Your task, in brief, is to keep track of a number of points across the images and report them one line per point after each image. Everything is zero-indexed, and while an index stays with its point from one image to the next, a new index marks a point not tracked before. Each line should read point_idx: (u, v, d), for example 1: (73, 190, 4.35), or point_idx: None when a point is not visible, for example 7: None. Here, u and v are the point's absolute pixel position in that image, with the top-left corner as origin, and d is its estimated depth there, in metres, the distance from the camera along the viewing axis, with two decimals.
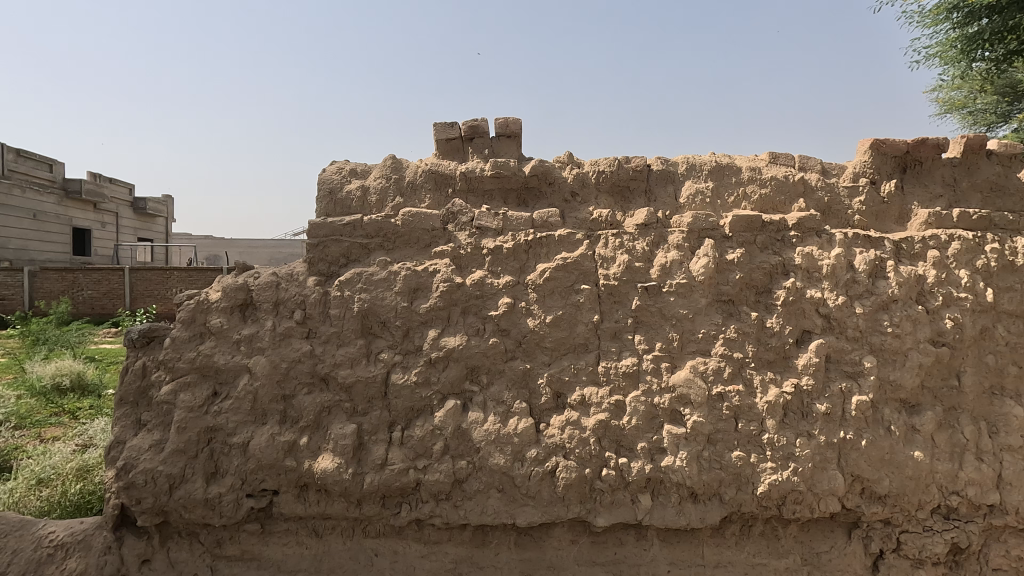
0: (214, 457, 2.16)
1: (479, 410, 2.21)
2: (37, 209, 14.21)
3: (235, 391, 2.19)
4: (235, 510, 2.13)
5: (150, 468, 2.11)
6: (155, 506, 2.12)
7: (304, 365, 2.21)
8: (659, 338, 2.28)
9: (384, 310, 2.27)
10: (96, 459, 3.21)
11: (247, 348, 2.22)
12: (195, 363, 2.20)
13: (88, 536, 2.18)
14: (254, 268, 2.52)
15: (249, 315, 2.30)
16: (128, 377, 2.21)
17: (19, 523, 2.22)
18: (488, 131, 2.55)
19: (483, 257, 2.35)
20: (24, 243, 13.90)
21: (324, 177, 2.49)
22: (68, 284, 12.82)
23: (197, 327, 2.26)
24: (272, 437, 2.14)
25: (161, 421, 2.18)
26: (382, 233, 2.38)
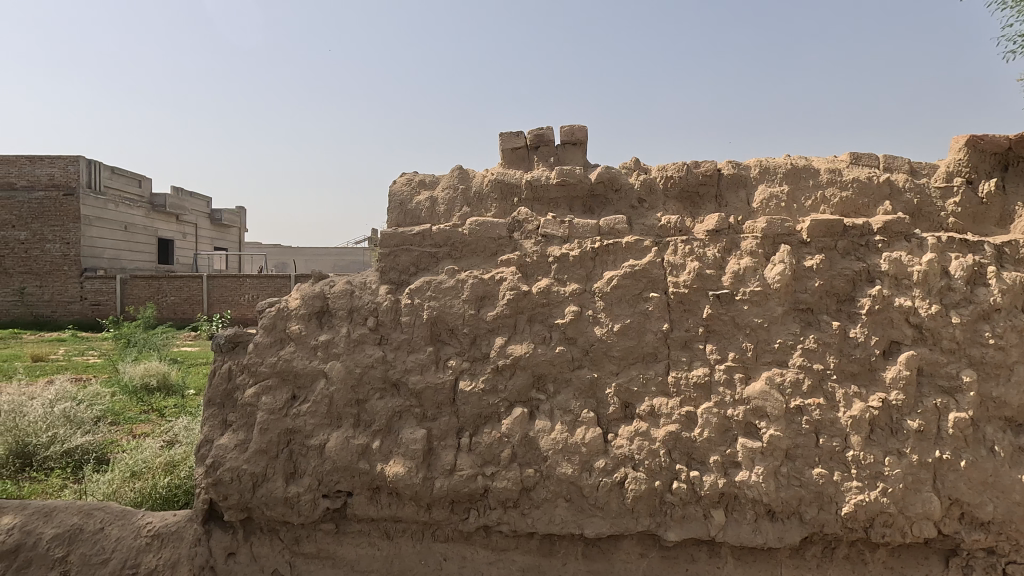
0: (293, 458, 2.25)
1: (546, 418, 2.21)
2: (128, 221, 15.44)
3: (312, 394, 2.28)
4: (312, 510, 2.21)
5: (236, 466, 2.23)
6: (239, 503, 2.24)
7: (377, 371, 2.28)
8: (732, 348, 2.20)
9: (452, 317, 2.31)
10: (182, 455, 3.45)
11: (324, 354, 2.32)
12: (276, 367, 2.31)
13: (180, 529, 2.33)
14: (329, 276, 2.63)
15: (325, 322, 2.40)
16: (215, 379, 2.35)
17: (120, 513, 2.41)
18: (554, 140, 2.56)
19: (550, 265, 2.35)
20: (117, 253, 15.14)
21: (394, 190, 2.57)
22: (154, 291, 13.84)
23: (278, 333, 2.38)
24: (346, 440, 2.22)
25: (245, 422, 2.30)
26: (450, 242, 2.44)
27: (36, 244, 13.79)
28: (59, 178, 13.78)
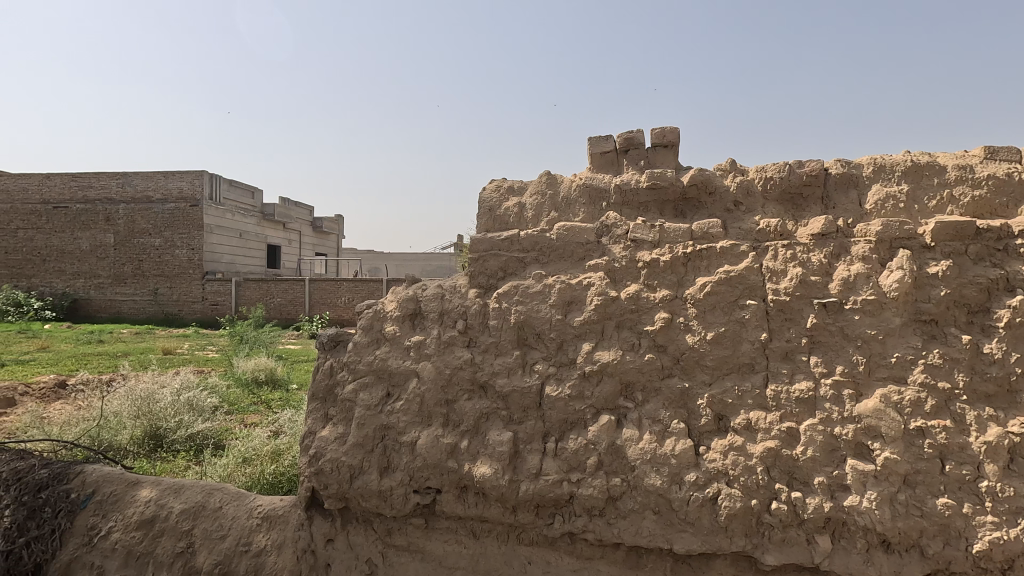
0: (387, 453, 2.36)
1: (634, 427, 2.15)
2: (242, 229, 17.04)
3: (405, 393, 2.38)
4: (404, 504, 2.31)
5: (335, 457, 2.37)
6: (337, 492, 2.37)
7: (465, 372, 2.34)
8: (841, 361, 2.03)
9: (539, 322, 2.32)
10: (286, 444, 3.74)
11: (416, 354, 2.41)
12: (372, 365, 2.44)
13: (286, 513, 2.51)
14: (421, 280, 2.74)
15: (418, 324, 2.50)
16: (318, 375, 2.52)
17: (236, 494, 2.64)
18: (644, 142, 2.50)
19: (639, 270, 2.30)
20: (233, 258, 16.73)
21: (484, 196, 2.63)
22: (263, 292, 15.08)
23: (374, 333, 2.51)
24: (436, 438, 2.29)
25: (344, 416, 2.45)
26: (538, 247, 2.45)
27: (168, 250, 15.51)
28: (187, 191, 15.45)
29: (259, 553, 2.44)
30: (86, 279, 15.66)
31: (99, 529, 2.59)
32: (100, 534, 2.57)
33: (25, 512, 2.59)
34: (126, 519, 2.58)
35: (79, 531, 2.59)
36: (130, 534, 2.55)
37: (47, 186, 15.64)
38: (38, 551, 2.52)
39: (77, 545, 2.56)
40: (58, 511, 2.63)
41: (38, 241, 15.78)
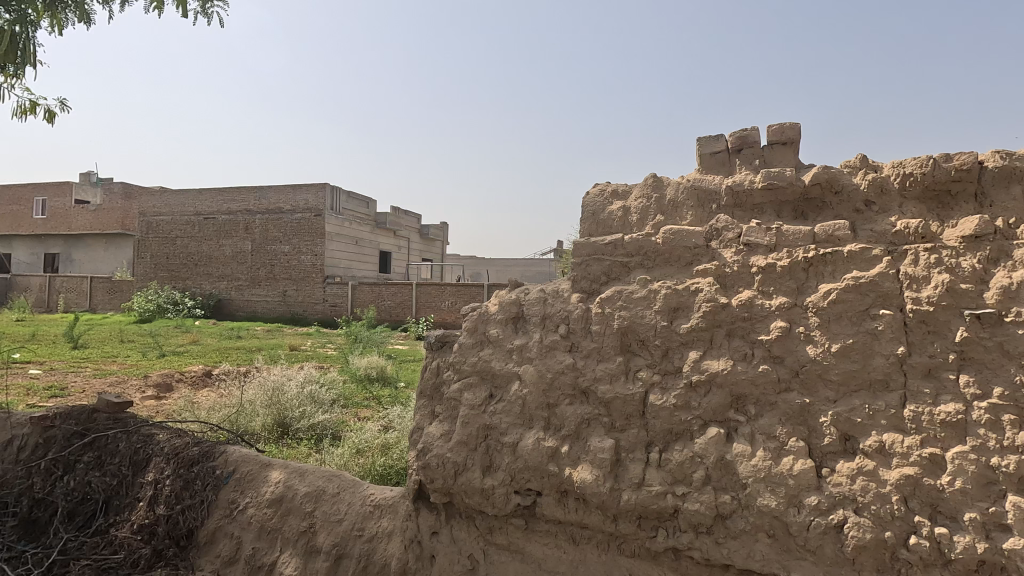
0: (489, 452, 2.41)
1: (746, 442, 2.03)
2: (357, 237, 18.37)
3: (507, 394, 2.43)
4: (505, 504, 2.35)
5: (441, 453, 2.46)
6: (442, 487, 2.46)
7: (567, 377, 2.33)
8: (999, 382, 1.77)
9: (643, 328, 2.26)
10: (394, 439, 3.97)
11: (518, 357, 2.45)
12: (477, 366, 2.52)
13: (395, 503, 2.66)
14: (524, 284, 2.79)
15: (520, 327, 2.54)
16: (426, 374, 2.65)
17: (352, 482, 2.85)
18: (759, 141, 2.36)
19: (752, 276, 2.17)
20: (350, 264, 18.08)
21: (587, 200, 2.62)
22: (375, 295, 16.10)
23: (479, 335, 2.59)
24: (538, 441, 2.31)
25: (450, 414, 2.54)
26: (643, 251, 2.40)
27: (295, 256, 17.11)
28: (312, 202, 16.96)
29: (371, 539, 2.62)
30: (228, 281, 17.70)
31: (238, 503, 2.90)
32: (239, 508, 2.88)
33: (182, 483, 2.97)
34: (260, 497, 2.88)
35: (222, 504, 2.92)
36: (263, 510, 2.83)
37: (199, 200, 17.91)
38: (190, 518, 2.88)
39: (220, 517, 2.89)
40: (206, 484, 2.98)
41: (192, 248, 18.11)
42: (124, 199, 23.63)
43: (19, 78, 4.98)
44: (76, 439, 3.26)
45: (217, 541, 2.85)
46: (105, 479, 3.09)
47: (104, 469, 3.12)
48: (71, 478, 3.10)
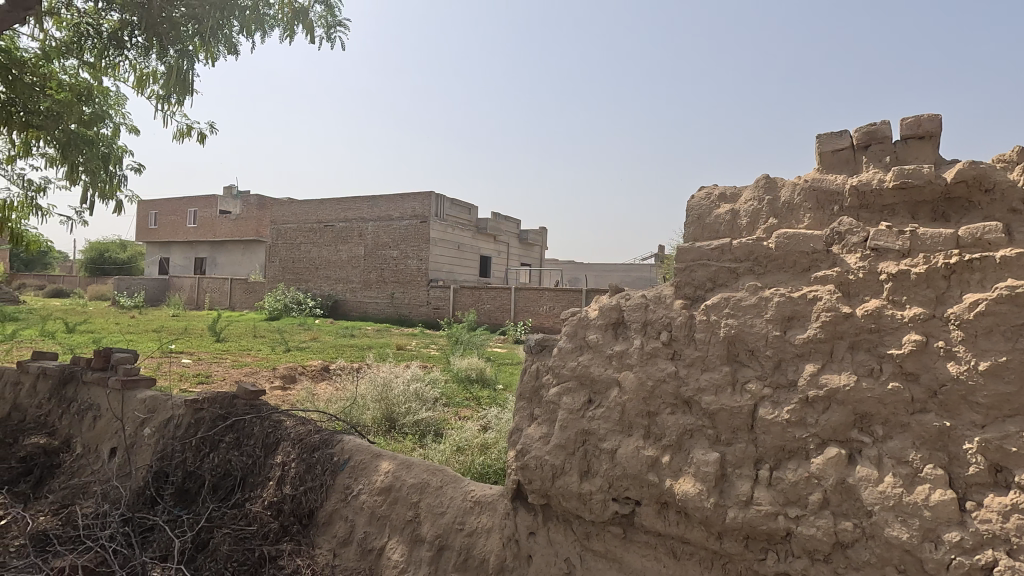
0: (587, 457, 2.40)
1: (871, 466, 1.85)
2: (460, 242, 19.08)
3: (606, 401, 2.41)
4: (603, 511, 2.33)
5: (539, 455, 2.49)
6: (540, 489, 2.49)
7: (669, 386, 2.27)
8: None
9: (753, 337, 2.14)
10: (493, 439, 4.08)
11: (618, 363, 2.43)
12: (576, 371, 2.52)
13: (495, 500, 2.73)
14: (625, 289, 2.75)
15: (621, 333, 2.52)
16: (526, 377, 2.70)
17: (454, 477, 2.97)
18: (890, 136, 2.15)
19: (881, 283, 1.98)
20: (452, 268, 18.80)
21: (693, 204, 2.53)
22: (476, 299, 16.58)
23: (578, 340, 2.59)
24: (637, 449, 2.27)
25: (548, 417, 2.57)
26: (753, 256, 2.28)
27: (402, 260, 18.14)
28: (419, 210, 17.90)
29: (471, 533, 2.71)
30: (344, 284, 19.15)
31: (351, 488, 3.13)
32: (353, 493, 3.11)
33: (305, 466, 3.28)
34: (371, 485, 3.08)
35: (338, 488, 3.17)
36: (374, 497, 3.03)
37: (320, 209, 19.57)
38: (312, 499, 3.17)
39: (337, 500, 3.14)
40: (325, 469, 3.26)
41: (313, 253, 19.83)
42: (259, 208, 26.01)
43: (179, 106, 5.74)
44: (219, 421, 3.69)
45: (334, 523, 3.09)
46: (242, 458, 3.47)
47: (242, 450, 3.51)
48: (215, 455, 3.53)
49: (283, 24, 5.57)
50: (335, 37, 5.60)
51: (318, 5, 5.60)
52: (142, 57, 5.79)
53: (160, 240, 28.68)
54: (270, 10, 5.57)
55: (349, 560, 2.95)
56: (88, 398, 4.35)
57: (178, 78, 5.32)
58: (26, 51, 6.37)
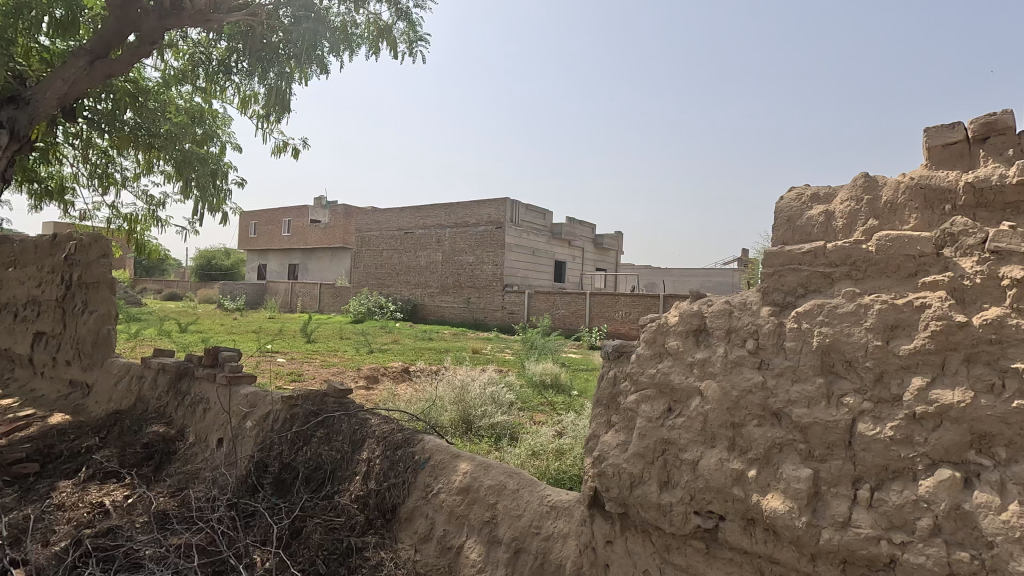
0: (667, 468, 2.34)
1: (992, 492, 1.68)
2: (535, 247, 19.21)
3: (687, 410, 2.34)
4: (684, 523, 2.26)
5: (617, 463, 2.45)
6: (618, 497, 2.45)
7: (755, 397, 2.17)
8: None
9: (850, 347, 2.00)
10: (568, 445, 4.07)
11: (700, 371, 2.35)
12: (655, 378, 2.47)
13: (571, 506, 2.73)
14: (707, 295, 2.67)
15: (703, 341, 2.44)
16: (603, 383, 2.68)
17: (530, 481, 2.99)
18: (1014, 126, 1.94)
19: (1003, 290, 1.79)
20: (527, 273, 18.94)
21: (782, 205, 2.41)
22: (550, 304, 16.55)
23: (658, 346, 2.54)
24: (721, 461, 2.18)
25: (626, 425, 2.53)
26: (851, 260, 2.13)
27: (478, 265, 18.50)
28: (495, 216, 18.24)
29: (548, 538, 2.72)
30: (423, 288, 19.82)
31: (432, 487, 3.24)
32: (433, 491, 3.21)
33: (388, 463, 3.43)
34: (450, 484, 3.17)
35: (419, 486, 3.29)
36: (453, 496, 3.11)
37: (401, 217, 20.44)
38: (395, 495, 3.30)
39: (418, 497, 3.25)
40: (407, 467, 3.38)
41: (395, 259, 20.69)
42: (345, 217, 27.70)
43: (277, 125, 6.23)
44: (312, 417, 3.95)
45: (415, 519, 3.20)
46: (331, 453, 3.69)
47: (331, 445, 3.73)
48: (308, 449, 3.77)
49: (369, 42, 5.90)
50: (416, 52, 5.86)
51: (401, 22, 5.88)
52: (246, 81, 6.32)
53: (258, 248, 31.08)
54: (357, 30, 5.92)
55: (429, 557, 3.05)
56: (199, 392, 4.79)
57: (277, 98, 5.77)
58: (150, 80, 7.15)
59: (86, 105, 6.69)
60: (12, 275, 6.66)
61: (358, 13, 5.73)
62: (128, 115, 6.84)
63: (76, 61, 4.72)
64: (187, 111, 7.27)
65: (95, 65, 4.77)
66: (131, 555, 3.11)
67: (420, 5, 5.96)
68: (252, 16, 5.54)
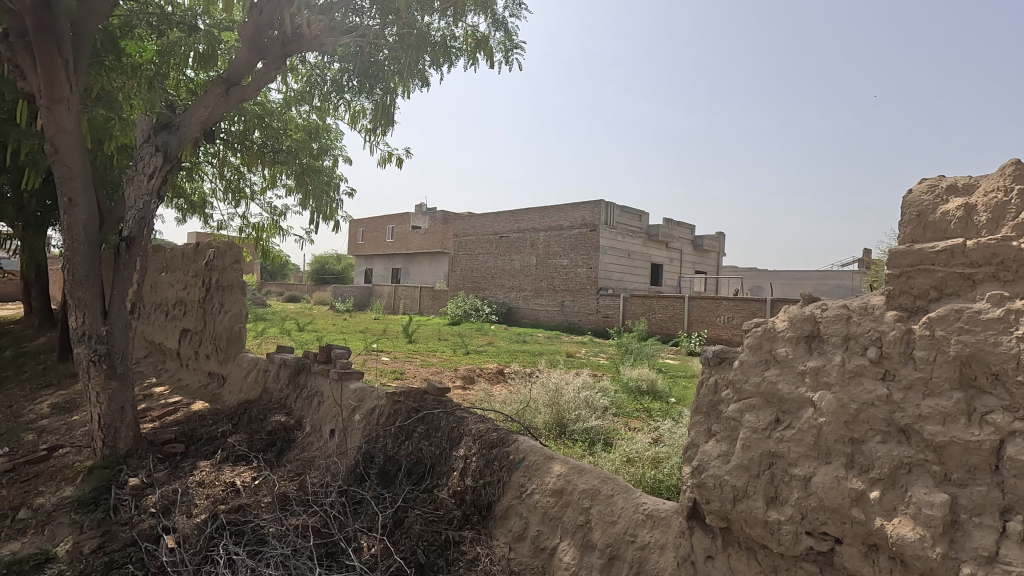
0: (775, 483, 2.19)
1: None
2: (630, 250, 18.81)
3: (798, 421, 2.18)
4: (794, 544, 2.10)
5: (717, 474, 2.32)
6: (719, 511, 2.32)
7: (879, 411, 1.98)
8: None
9: (997, 358, 1.77)
10: (665, 453, 3.93)
11: (813, 381, 2.18)
12: (761, 387, 2.32)
13: (669, 516, 2.63)
14: (820, 298, 2.47)
15: (816, 348, 2.26)
16: (703, 390, 2.56)
17: (625, 487, 2.93)
18: None
19: None
20: (622, 276, 18.58)
21: (909, 200, 2.17)
22: (646, 309, 15.87)
23: (764, 353, 2.39)
24: (837, 480, 2.01)
25: (728, 435, 2.39)
26: (997, 259, 1.87)
27: (572, 268, 18.45)
28: (589, 219, 18.15)
29: (644, 547, 2.65)
30: (517, 292, 20.12)
31: (525, 487, 3.27)
32: (527, 491, 3.25)
33: (484, 461, 3.52)
34: (544, 485, 3.19)
35: (513, 485, 3.34)
36: (547, 498, 3.13)
37: (497, 222, 20.95)
38: (490, 493, 3.38)
39: (512, 497, 3.30)
40: (502, 465, 3.45)
41: (490, 263, 21.19)
42: (444, 224, 28.92)
43: (382, 138, 6.64)
44: (413, 412, 4.14)
45: (509, 518, 3.26)
46: (431, 448, 3.85)
47: (431, 440, 3.89)
48: (410, 443, 3.96)
49: (467, 54, 6.11)
50: (512, 59, 5.98)
51: (497, 32, 6.04)
52: (354, 97, 6.79)
53: (365, 253, 33.21)
54: (456, 43, 6.15)
55: (524, 556, 3.08)
56: (314, 385, 5.22)
57: (383, 112, 6.14)
58: (274, 102, 7.91)
59: (222, 128, 7.54)
60: (165, 278, 7.69)
61: (457, 26, 5.96)
62: (256, 135, 7.62)
63: (215, 89, 5.30)
64: (305, 128, 7.96)
65: (230, 91, 5.33)
66: (258, 531, 3.46)
67: (515, 14, 6.07)
68: (361, 37, 5.96)
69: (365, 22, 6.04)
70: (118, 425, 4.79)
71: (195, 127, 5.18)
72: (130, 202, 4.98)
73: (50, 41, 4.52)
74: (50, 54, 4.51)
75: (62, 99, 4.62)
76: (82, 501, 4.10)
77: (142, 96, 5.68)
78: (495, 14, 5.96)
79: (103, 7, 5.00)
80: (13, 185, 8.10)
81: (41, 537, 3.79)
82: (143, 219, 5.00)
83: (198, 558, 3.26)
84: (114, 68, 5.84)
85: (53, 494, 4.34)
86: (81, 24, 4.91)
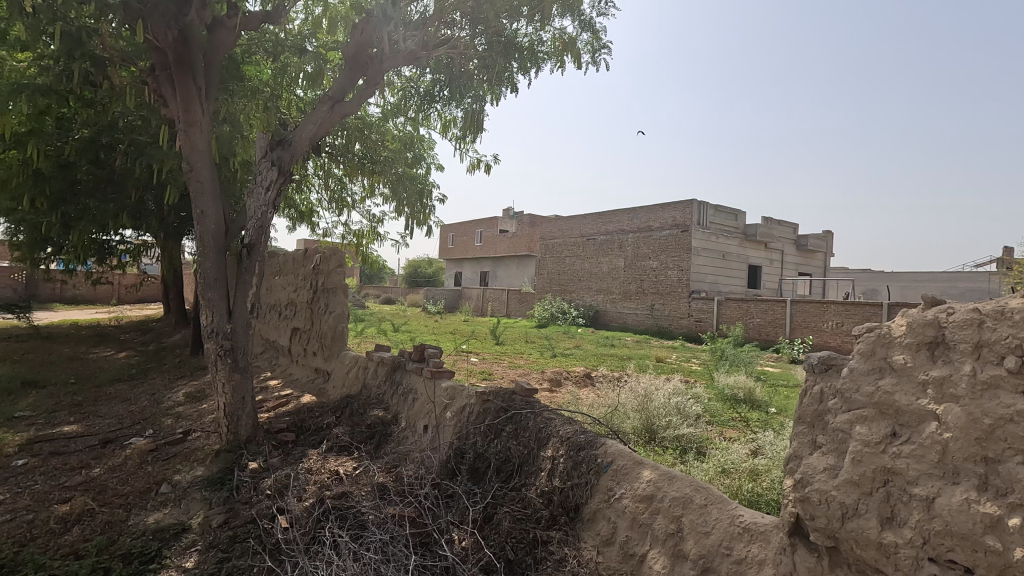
0: (891, 502, 2.01)
1: None
2: (724, 251, 17.95)
3: (919, 436, 1.98)
4: (914, 570, 1.91)
5: (823, 489, 2.16)
6: (825, 529, 2.15)
7: (1019, 427, 1.76)
8: None
9: None
10: (765, 466, 3.71)
11: (937, 392, 1.99)
12: (874, 398, 2.14)
13: (768, 532, 2.48)
14: (945, 301, 2.23)
15: (940, 356, 2.06)
16: (806, 399, 2.39)
17: (719, 498, 2.81)
18: None
19: None
20: (716, 279, 17.73)
21: None
22: (742, 313, 14.99)
23: (878, 360, 2.20)
24: (967, 502, 1.81)
25: (836, 447, 2.22)
26: None
27: (662, 271, 17.92)
28: (680, 220, 17.60)
29: (740, 561, 2.52)
30: (605, 294, 19.89)
31: (614, 491, 3.24)
32: (615, 496, 3.21)
33: (571, 462, 3.53)
34: (633, 490, 3.13)
35: (601, 489, 3.31)
36: (636, 503, 3.07)
37: (585, 224, 20.90)
38: (578, 495, 3.38)
39: (600, 499, 3.28)
40: (590, 468, 3.43)
41: (577, 266, 21.13)
42: (531, 227, 29.31)
43: (471, 145, 6.85)
44: (502, 412, 4.22)
45: (597, 521, 3.24)
46: (519, 447, 3.92)
47: (519, 440, 3.96)
48: (498, 442, 4.05)
49: (555, 56, 6.17)
50: (600, 59, 5.95)
51: (585, 33, 6.04)
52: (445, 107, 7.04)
53: (455, 258, 34.33)
54: (543, 47, 6.23)
55: (612, 561, 3.04)
56: (408, 383, 5.49)
57: (472, 120, 6.33)
58: (373, 115, 8.35)
59: (327, 142, 8.03)
60: (278, 281, 8.42)
61: (544, 30, 6.04)
62: (357, 147, 8.14)
63: (321, 107, 5.70)
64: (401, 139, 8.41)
65: (335, 108, 5.72)
66: (359, 516, 3.71)
67: (603, 13, 6.04)
68: (453, 48, 6.19)
69: (457, 33, 6.28)
70: (239, 412, 5.31)
71: (305, 142, 5.61)
72: (251, 213, 5.51)
73: (187, 71, 5.15)
74: (187, 83, 5.14)
75: (196, 122, 5.23)
76: (211, 480, 4.61)
77: (260, 116, 6.27)
78: (583, 15, 5.95)
79: (228, 39, 5.54)
80: (155, 200, 9.26)
81: (178, 509, 4.29)
82: (261, 227, 5.51)
83: (307, 538, 3.56)
84: (238, 92, 6.51)
85: (187, 473, 4.90)
86: (211, 56, 5.51)
